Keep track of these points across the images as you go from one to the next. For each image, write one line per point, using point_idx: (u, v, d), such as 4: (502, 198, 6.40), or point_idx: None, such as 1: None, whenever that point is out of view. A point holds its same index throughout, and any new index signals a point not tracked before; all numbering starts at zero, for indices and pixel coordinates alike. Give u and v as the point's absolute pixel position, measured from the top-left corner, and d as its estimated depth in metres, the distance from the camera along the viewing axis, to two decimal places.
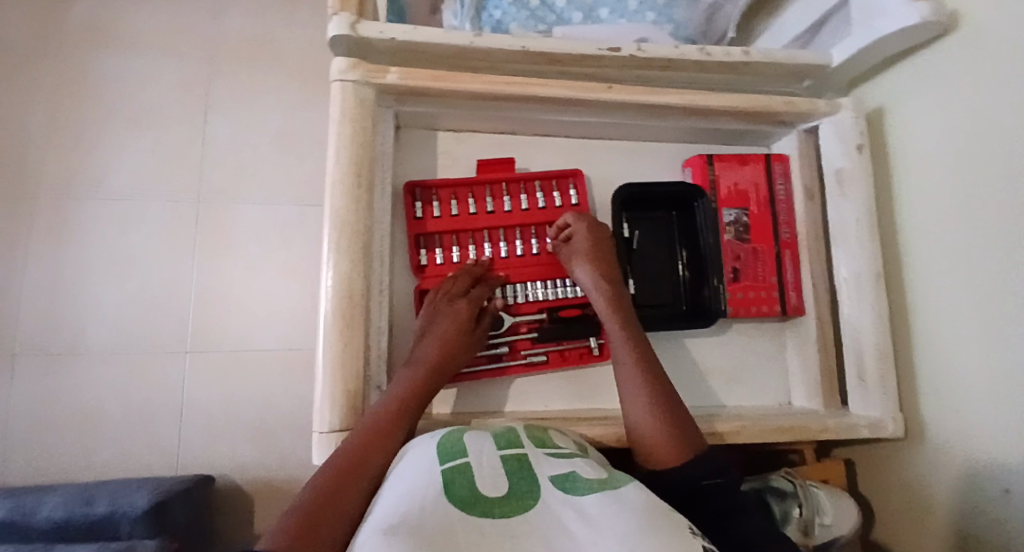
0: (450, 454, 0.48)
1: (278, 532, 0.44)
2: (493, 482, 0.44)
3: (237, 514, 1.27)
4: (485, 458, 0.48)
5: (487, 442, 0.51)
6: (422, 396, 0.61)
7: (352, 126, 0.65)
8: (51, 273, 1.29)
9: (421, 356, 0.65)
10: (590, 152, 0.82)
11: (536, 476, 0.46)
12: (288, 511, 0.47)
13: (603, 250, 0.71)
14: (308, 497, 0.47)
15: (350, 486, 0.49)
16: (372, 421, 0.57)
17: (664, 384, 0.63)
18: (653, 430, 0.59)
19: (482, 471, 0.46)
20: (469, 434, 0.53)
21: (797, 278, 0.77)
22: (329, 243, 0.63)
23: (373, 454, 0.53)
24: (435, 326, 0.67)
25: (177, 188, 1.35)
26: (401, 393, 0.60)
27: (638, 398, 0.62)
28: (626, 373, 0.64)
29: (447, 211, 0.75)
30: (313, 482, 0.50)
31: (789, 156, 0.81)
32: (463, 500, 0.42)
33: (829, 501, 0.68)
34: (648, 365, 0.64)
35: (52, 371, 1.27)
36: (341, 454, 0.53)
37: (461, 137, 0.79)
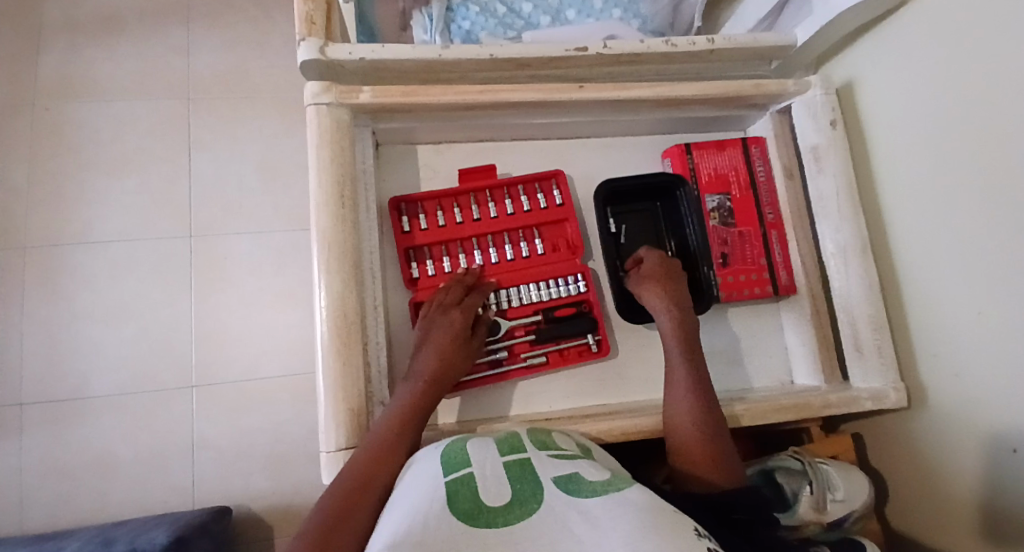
0: (453, 465, 0.49)
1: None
2: (497, 491, 0.45)
3: (258, 543, 1.28)
4: (488, 466, 0.48)
5: (489, 449, 0.52)
6: (424, 408, 0.62)
7: (331, 148, 0.65)
8: (49, 323, 1.30)
9: (420, 369, 0.65)
10: (570, 151, 0.82)
11: (540, 480, 0.46)
12: (298, 537, 0.47)
13: (668, 273, 0.72)
14: (317, 522, 0.48)
15: (359, 505, 0.50)
16: (377, 438, 0.57)
17: (713, 409, 0.63)
18: (696, 451, 0.60)
19: (486, 480, 0.46)
20: (472, 443, 0.54)
21: (786, 256, 0.78)
22: (318, 265, 0.63)
23: (380, 470, 0.54)
24: (430, 339, 0.67)
25: (167, 226, 1.35)
26: (403, 407, 0.60)
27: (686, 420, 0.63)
28: (675, 391, 0.65)
29: (434, 223, 0.75)
30: (323, 502, 0.51)
31: (766, 138, 0.81)
32: (466, 511, 0.42)
33: (839, 476, 0.67)
34: (699, 387, 0.65)
35: (58, 418, 1.27)
36: (348, 473, 0.54)
37: (440, 149, 0.80)
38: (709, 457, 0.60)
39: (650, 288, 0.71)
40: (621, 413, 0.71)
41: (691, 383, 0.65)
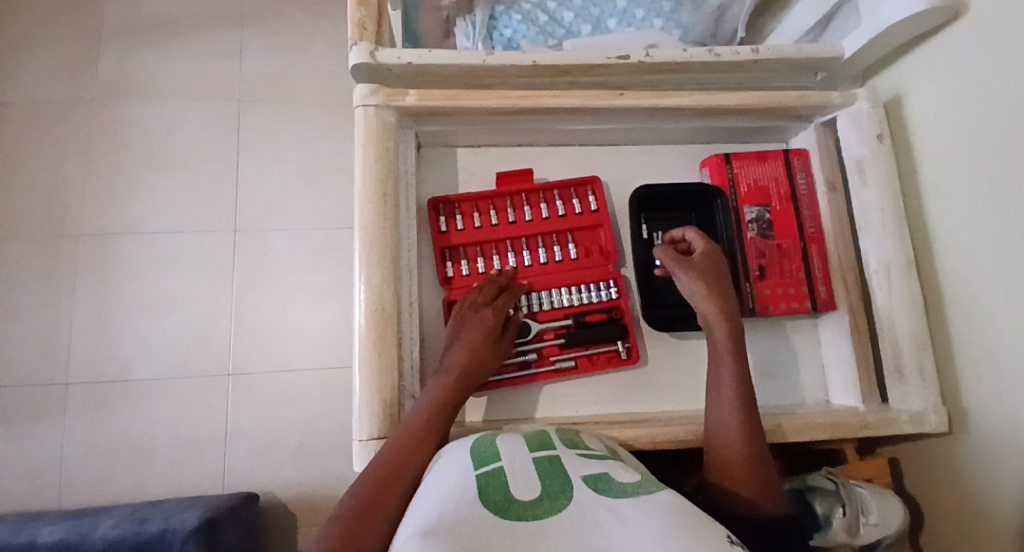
0: (485, 459, 0.53)
1: (323, 546, 0.47)
2: (527, 487, 0.49)
3: (283, 532, 1.31)
4: (518, 462, 0.52)
5: (519, 445, 0.56)
6: (452, 404, 0.63)
7: (376, 148, 0.68)
8: (98, 309, 1.36)
9: (450, 366, 0.66)
10: (607, 158, 0.83)
11: (569, 479, 0.50)
12: (331, 526, 0.50)
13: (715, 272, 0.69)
14: (348, 512, 0.51)
15: (388, 495, 0.53)
16: (407, 431, 0.59)
17: (755, 424, 0.62)
18: (737, 465, 0.59)
19: (517, 476, 0.50)
20: (502, 437, 0.58)
21: (826, 271, 0.76)
22: (359, 260, 0.65)
23: (408, 462, 0.56)
24: (461, 337, 0.68)
25: (212, 221, 1.41)
26: (433, 402, 0.62)
27: (732, 433, 0.61)
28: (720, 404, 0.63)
29: (469, 224, 0.77)
30: (354, 489, 0.53)
31: (809, 150, 0.80)
32: (498, 504, 0.46)
33: (873, 499, 0.65)
34: (746, 400, 0.63)
35: (103, 399, 1.33)
36: (377, 465, 0.56)
37: (478, 153, 0.82)
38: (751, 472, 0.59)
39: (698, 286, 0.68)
40: (649, 421, 0.70)
41: (737, 395, 0.63)
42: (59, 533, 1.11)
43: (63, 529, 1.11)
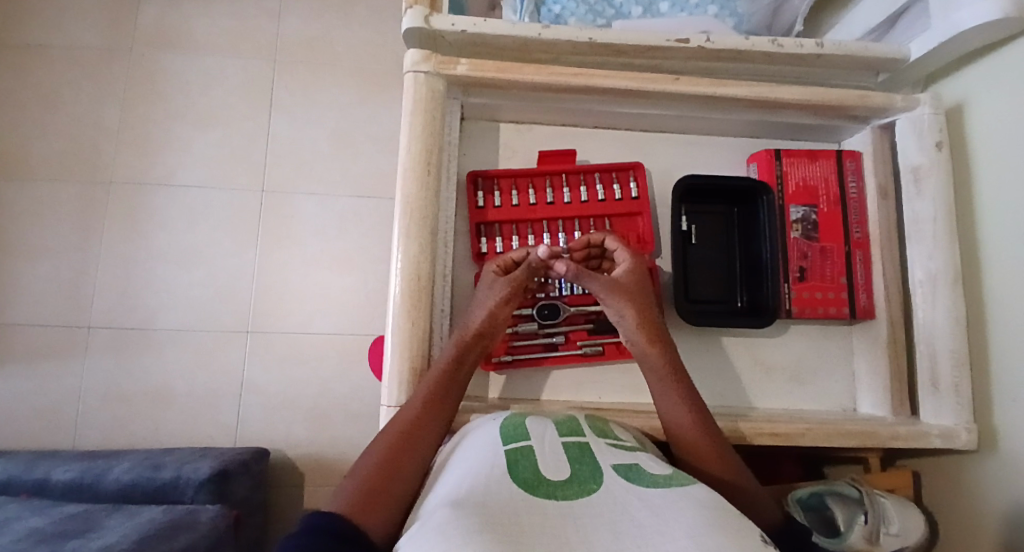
0: (514, 438, 0.56)
1: (342, 503, 0.51)
2: (556, 468, 0.51)
3: (290, 488, 1.34)
4: (548, 445, 0.55)
5: (548, 429, 0.59)
6: (466, 366, 0.64)
7: (423, 117, 0.67)
8: (125, 258, 1.38)
9: (469, 325, 0.66)
10: (653, 144, 0.80)
11: (598, 464, 0.52)
12: (351, 485, 0.54)
13: (629, 285, 0.66)
14: (369, 473, 0.54)
15: (405, 463, 0.56)
16: (422, 398, 0.61)
17: (707, 416, 0.61)
18: (707, 460, 0.57)
19: (546, 456, 0.53)
20: (532, 420, 0.61)
21: (868, 278, 0.75)
22: (398, 227, 0.65)
23: (424, 433, 0.59)
24: (485, 295, 0.68)
25: (240, 179, 1.41)
26: (448, 366, 0.63)
27: (691, 432, 0.59)
28: (678, 424, 0.61)
29: (507, 201, 0.76)
30: (373, 451, 0.57)
31: (863, 153, 0.78)
32: (527, 481, 0.48)
33: (897, 509, 0.63)
34: (692, 396, 0.62)
35: (125, 346, 1.36)
36: (395, 430, 0.59)
37: (521, 129, 0.80)
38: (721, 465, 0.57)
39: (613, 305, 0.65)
40: None
41: (691, 407, 0.61)
42: (74, 474, 1.13)
43: (79, 470, 1.14)
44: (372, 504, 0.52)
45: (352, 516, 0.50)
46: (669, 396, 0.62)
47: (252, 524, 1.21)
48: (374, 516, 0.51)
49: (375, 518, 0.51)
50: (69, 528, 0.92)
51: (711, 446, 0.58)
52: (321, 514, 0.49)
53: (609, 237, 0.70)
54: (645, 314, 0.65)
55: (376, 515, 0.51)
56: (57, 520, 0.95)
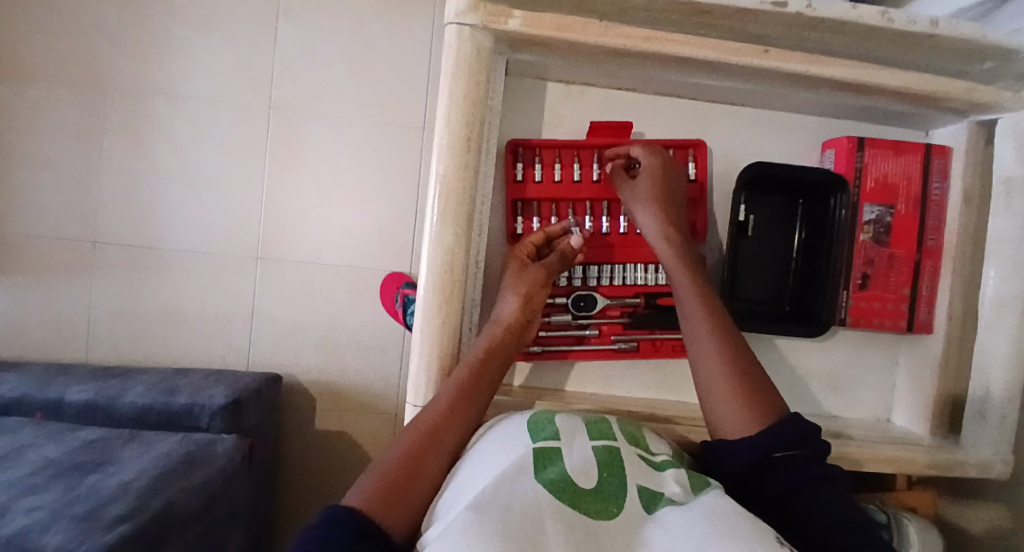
0: (543, 435, 0.55)
1: (364, 496, 0.49)
2: (584, 470, 0.51)
3: (301, 413, 1.37)
4: (577, 448, 0.53)
5: (577, 429, 0.56)
6: (498, 359, 0.61)
7: (465, 82, 0.58)
8: (129, 171, 1.31)
9: (502, 315, 0.63)
10: (717, 119, 0.71)
11: (625, 478, 0.51)
12: (373, 475, 0.52)
13: (669, 197, 0.66)
14: (392, 465, 0.52)
15: (430, 462, 0.54)
16: (451, 396, 0.58)
17: (735, 336, 0.62)
18: (724, 385, 0.59)
19: (575, 460, 0.52)
20: (561, 417, 0.58)
21: (933, 292, 0.69)
22: (432, 212, 0.58)
23: (451, 431, 0.56)
24: (515, 280, 0.65)
25: (249, 95, 1.30)
26: (478, 362, 0.60)
27: (713, 356, 0.61)
28: (701, 346, 0.62)
29: (549, 176, 0.69)
30: (398, 444, 0.55)
31: (954, 149, 0.69)
32: (553, 483, 0.49)
33: (922, 534, 0.63)
34: (720, 315, 0.62)
35: (134, 264, 1.33)
36: (421, 424, 0.56)
37: (571, 91, 0.70)
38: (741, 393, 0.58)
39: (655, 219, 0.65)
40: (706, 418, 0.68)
41: (712, 326, 0.62)
42: (87, 395, 1.14)
43: (92, 391, 1.15)
44: (393, 502, 0.50)
45: (373, 511, 0.48)
46: (693, 313, 0.63)
47: (265, 449, 1.24)
48: (397, 512, 0.49)
49: (396, 516, 0.49)
50: (84, 460, 0.94)
51: (730, 370, 0.60)
52: (341, 509, 0.47)
53: (635, 148, 0.67)
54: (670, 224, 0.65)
55: (398, 514, 0.49)
56: (72, 450, 0.97)
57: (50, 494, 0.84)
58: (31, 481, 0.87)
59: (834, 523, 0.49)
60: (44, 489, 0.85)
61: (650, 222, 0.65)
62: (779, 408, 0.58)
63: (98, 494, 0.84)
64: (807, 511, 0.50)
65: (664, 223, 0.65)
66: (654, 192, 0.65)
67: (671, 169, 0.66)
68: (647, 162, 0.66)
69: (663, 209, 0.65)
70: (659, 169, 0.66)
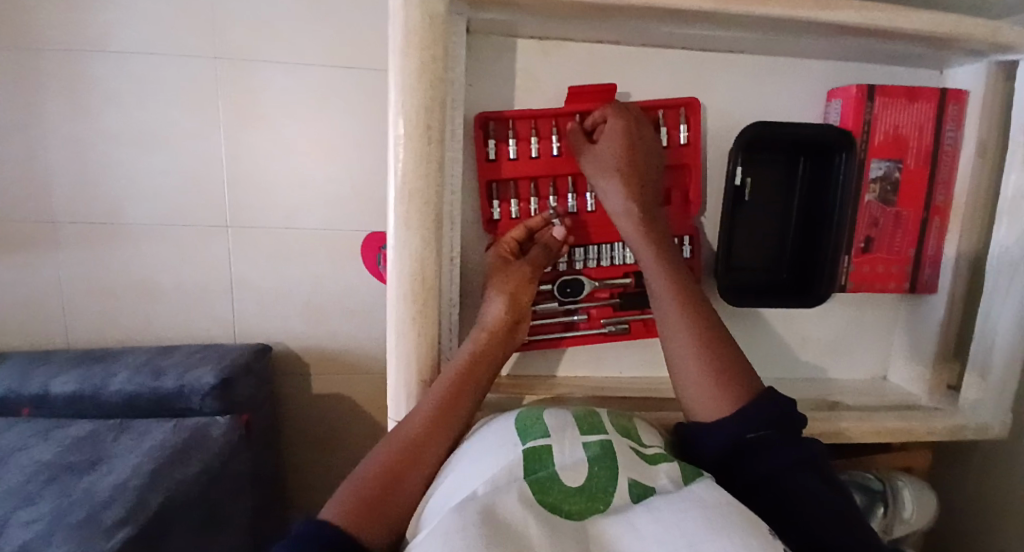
0: (532, 435, 0.51)
1: (342, 508, 0.48)
2: (574, 466, 0.47)
3: (296, 379, 1.36)
4: (567, 444, 0.50)
5: (568, 424, 0.53)
6: (484, 366, 0.58)
7: (420, 59, 0.49)
8: (73, 140, 1.19)
9: (488, 318, 0.60)
10: (710, 71, 0.64)
11: (617, 471, 0.47)
12: (350, 490, 0.50)
13: (636, 164, 0.60)
14: (370, 480, 0.51)
15: (412, 469, 0.52)
16: (433, 406, 0.55)
17: (706, 311, 0.59)
18: (693, 365, 0.56)
19: (564, 458, 0.48)
20: (550, 414, 0.55)
21: (938, 251, 0.66)
22: (397, 215, 0.52)
23: (437, 438, 0.54)
24: (500, 280, 0.60)
25: (191, 44, 1.16)
26: (461, 373, 0.57)
27: (681, 334, 0.58)
28: (671, 325, 0.58)
29: (526, 152, 0.62)
30: (379, 451, 0.53)
31: (970, 92, 0.62)
32: (539, 480, 0.46)
33: (916, 499, 0.63)
34: (689, 291, 0.59)
35: (96, 242, 1.25)
36: (402, 435, 0.54)
37: (546, 49, 0.61)
38: (712, 373, 0.55)
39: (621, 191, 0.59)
40: None
41: (681, 303, 0.58)
42: (71, 386, 1.11)
43: (76, 382, 1.12)
44: (372, 511, 0.48)
45: (351, 522, 0.47)
46: (660, 291, 0.59)
47: (263, 420, 1.24)
48: (374, 524, 0.48)
49: (376, 526, 0.48)
50: (77, 460, 0.94)
51: (699, 347, 0.57)
52: (316, 521, 0.46)
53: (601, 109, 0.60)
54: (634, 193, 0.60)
55: (377, 523, 0.48)
56: (64, 450, 0.96)
57: (46, 503, 0.83)
58: (25, 490, 0.86)
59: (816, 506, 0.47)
60: (40, 498, 0.85)
61: (611, 192, 0.60)
62: (753, 385, 0.55)
63: (94, 498, 0.84)
64: (793, 492, 0.48)
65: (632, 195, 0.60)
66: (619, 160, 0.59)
67: (640, 134, 0.60)
68: (611, 125, 0.59)
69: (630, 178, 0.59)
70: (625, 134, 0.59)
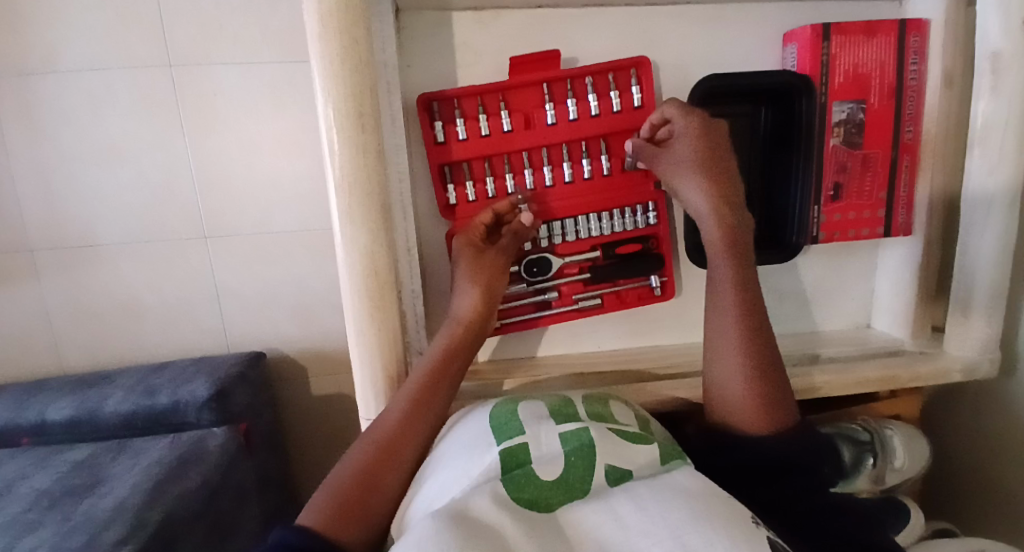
0: (506, 433, 0.48)
1: (319, 514, 0.45)
2: (551, 461, 0.45)
3: (293, 381, 1.35)
4: (543, 438, 0.47)
5: (543, 418, 0.50)
6: (458, 359, 0.57)
7: (340, 43, 0.47)
8: (38, 164, 1.17)
9: (460, 311, 0.58)
10: (657, 26, 0.61)
11: (594, 458, 0.45)
12: (327, 490, 0.48)
13: (718, 160, 0.57)
14: (347, 480, 0.48)
15: (390, 468, 0.50)
16: (406, 403, 0.53)
17: (765, 337, 0.55)
18: (741, 400, 0.53)
19: (542, 456, 0.45)
20: (526, 407, 0.52)
21: (911, 190, 0.64)
22: (340, 209, 0.50)
23: (415, 430, 0.52)
24: (466, 270, 0.58)
25: (139, 52, 1.12)
26: (433, 369, 0.55)
27: (733, 349, 0.54)
28: (720, 344, 0.55)
29: (475, 131, 0.59)
30: (354, 453, 0.51)
31: (931, 20, 0.59)
32: (514, 479, 0.43)
33: (904, 446, 0.62)
34: (752, 297, 0.56)
35: (75, 266, 1.23)
36: (375, 435, 0.52)
37: (482, 20, 0.59)
38: (761, 392, 0.53)
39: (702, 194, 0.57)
40: (681, 364, 0.65)
41: (743, 313, 0.55)
42: (67, 411, 1.11)
43: (72, 406, 1.12)
44: (353, 516, 0.46)
45: (330, 527, 0.45)
46: (723, 298, 0.56)
47: (264, 426, 1.23)
48: (354, 526, 0.46)
49: (356, 528, 0.46)
50: (77, 484, 0.94)
51: (751, 383, 0.53)
52: (290, 530, 0.43)
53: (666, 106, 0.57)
54: (723, 194, 0.57)
55: (357, 526, 0.46)
56: (62, 475, 0.96)
57: (46, 529, 0.83)
58: (26, 518, 0.86)
59: (832, 505, 0.50)
60: (41, 524, 0.85)
61: (699, 191, 0.57)
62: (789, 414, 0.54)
63: (94, 519, 0.84)
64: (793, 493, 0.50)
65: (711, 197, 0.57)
66: (709, 168, 0.57)
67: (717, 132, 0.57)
68: (679, 122, 0.57)
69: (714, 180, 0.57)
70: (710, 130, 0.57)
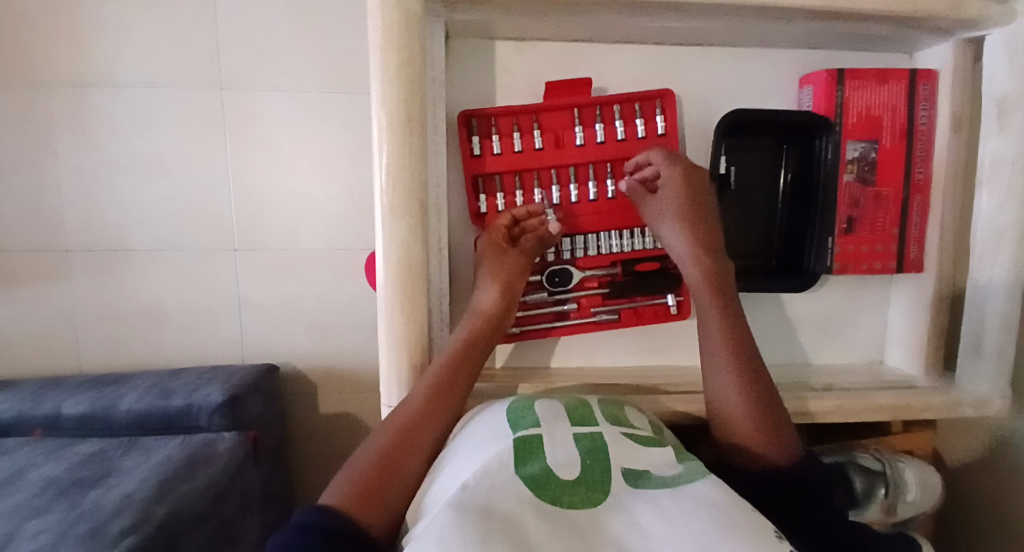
0: (523, 424, 0.51)
1: (340, 496, 0.46)
2: (567, 460, 0.46)
3: (304, 397, 1.36)
4: (558, 435, 0.49)
5: (559, 415, 0.53)
6: (477, 352, 0.59)
7: (397, 55, 0.52)
8: (86, 171, 1.24)
9: (480, 306, 0.61)
10: (684, 63, 0.66)
11: (608, 459, 0.47)
12: (349, 472, 0.49)
13: (698, 201, 0.60)
14: (368, 463, 0.50)
15: (409, 458, 0.51)
16: (426, 392, 0.55)
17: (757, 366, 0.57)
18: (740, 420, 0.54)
19: (557, 449, 0.48)
20: (542, 405, 0.55)
21: (922, 227, 0.66)
22: (382, 204, 0.54)
23: (432, 424, 0.54)
24: (491, 269, 0.62)
25: (195, 74, 1.21)
26: (454, 362, 0.57)
27: (727, 373, 0.56)
28: (715, 368, 0.57)
29: (508, 147, 0.64)
30: (374, 440, 0.52)
31: (940, 71, 0.64)
32: (533, 478, 0.44)
33: (916, 479, 0.62)
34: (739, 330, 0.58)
35: (107, 269, 1.28)
36: (396, 420, 0.54)
37: (523, 48, 0.64)
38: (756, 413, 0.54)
39: (679, 227, 0.60)
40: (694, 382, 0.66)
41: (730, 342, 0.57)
42: (83, 407, 1.13)
43: (88, 403, 1.13)
44: (372, 500, 0.47)
45: (351, 508, 0.46)
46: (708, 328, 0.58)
47: (271, 439, 1.24)
48: (373, 507, 0.47)
49: (375, 512, 0.47)
50: (87, 475, 0.95)
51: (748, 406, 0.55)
52: (313, 509, 0.44)
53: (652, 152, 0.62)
54: (698, 231, 0.60)
55: (376, 510, 0.47)
56: (73, 466, 0.97)
57: (52, 515, 0.84)
58: (34, 504, 0.87)
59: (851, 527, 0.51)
60: (47, 511, 0.85)
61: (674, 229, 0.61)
62: (789, 440, 0.54)
63: (101, 510, 0.85)
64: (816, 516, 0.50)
65: (688, 229, 0.60)
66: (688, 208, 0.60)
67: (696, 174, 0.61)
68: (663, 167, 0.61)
69: (690, 214, 0.60)
70: (687, 168, 0.60)
